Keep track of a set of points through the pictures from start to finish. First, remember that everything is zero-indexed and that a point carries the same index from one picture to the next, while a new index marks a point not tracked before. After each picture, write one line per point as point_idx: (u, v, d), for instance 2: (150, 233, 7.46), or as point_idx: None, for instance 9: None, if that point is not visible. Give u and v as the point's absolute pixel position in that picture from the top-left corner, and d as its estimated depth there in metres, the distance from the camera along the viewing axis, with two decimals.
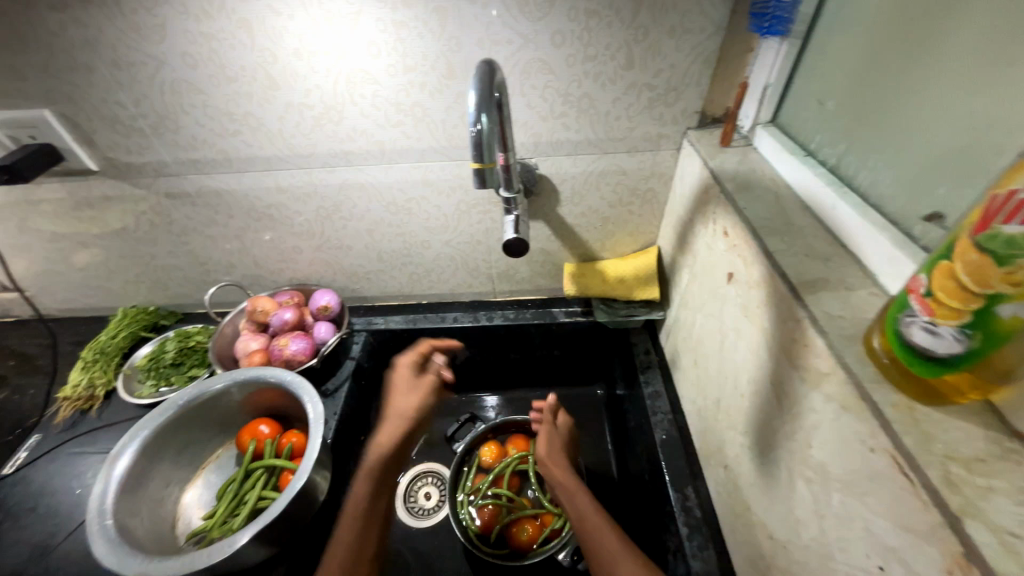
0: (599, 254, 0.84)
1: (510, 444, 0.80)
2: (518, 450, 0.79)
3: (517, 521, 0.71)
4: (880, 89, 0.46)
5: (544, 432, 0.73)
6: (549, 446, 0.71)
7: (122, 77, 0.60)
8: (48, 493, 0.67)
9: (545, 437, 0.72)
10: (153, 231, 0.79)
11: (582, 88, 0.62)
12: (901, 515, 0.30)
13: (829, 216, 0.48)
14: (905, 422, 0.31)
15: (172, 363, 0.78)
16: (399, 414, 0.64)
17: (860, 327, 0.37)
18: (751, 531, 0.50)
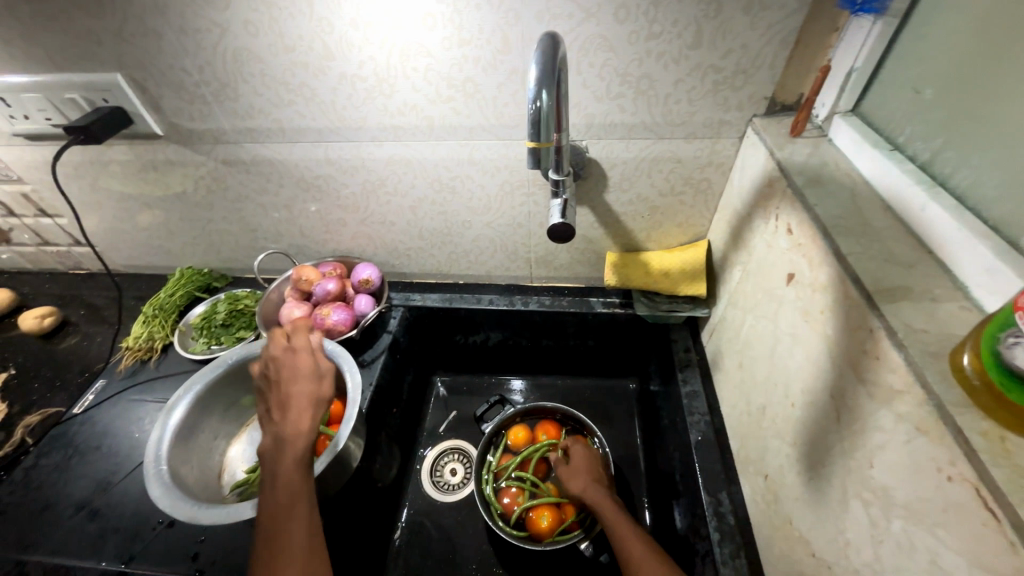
0: (644, 244, 0.81)
1: (539, 429, 0.79)
2: (546, 436, 0.78)
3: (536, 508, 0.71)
4: (991, 78, 0.41)
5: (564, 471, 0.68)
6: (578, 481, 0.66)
7: (188, 44, 0.62)
8: (111, 434, 0.73)
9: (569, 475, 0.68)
10: (210, 196, 0.82)
11: (642, 68, 0.58)
12: (981, 553, 0.27)
13: (915, 218, 0.43)
14: (995, 452, 0.28)
15: (222, 324, 0.82)
16: (309, 408, 0.53)
17: (947, 344, 0.34)
18: (791, 545, 0.48)
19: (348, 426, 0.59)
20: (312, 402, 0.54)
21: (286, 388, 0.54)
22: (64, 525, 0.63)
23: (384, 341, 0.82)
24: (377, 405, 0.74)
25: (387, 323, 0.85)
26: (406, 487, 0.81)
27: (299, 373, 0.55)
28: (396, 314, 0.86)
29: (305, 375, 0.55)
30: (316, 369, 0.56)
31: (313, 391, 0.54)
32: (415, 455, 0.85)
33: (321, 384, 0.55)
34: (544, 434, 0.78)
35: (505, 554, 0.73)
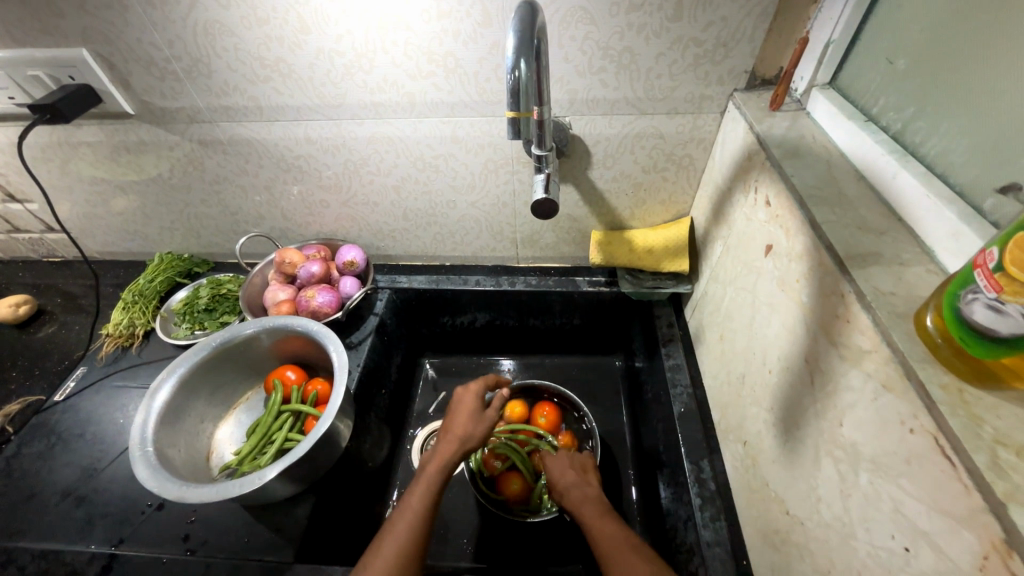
0: (628, 223, 0.81)
1: (538, 409, 0.79)
2: (544, 417, 0.78)
3: (508, 472, 0.73)
4: (962, 46, 0.41)
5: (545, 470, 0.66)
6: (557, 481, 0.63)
7: (156, 17, 0.60)
8: (95, 421, 0.72)
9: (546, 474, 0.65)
10: (186, 178, 0.80)
11: (623, 41, 0.58)
12: (939, 497, 0.29)
13: (886, 186, 0.44)
14: (953, 403, 0.29)
15: (205, 309, 0.81)
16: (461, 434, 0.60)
17: (913, 305, 0.35)
18: (768, 506, 0.50)
19: (335, 405, 0.59)
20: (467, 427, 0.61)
21: (453, 415, 0.64)
22: (51, 512, 0.63)
23: (371, 323, 0.81)
24: (365, 386, 0.75)
25: (374, 306, 0.85)
26: (396, 467, 0.82)
27: (467, 404, 0.65)
28: (383, 296, 0.86)
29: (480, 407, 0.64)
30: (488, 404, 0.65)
31: (478, 420, 0.63)
32: (405, 435, 0.86)
33: (485, 420, 0.63)
34: (542, 415, 0.79)
35: (495, 528, 0.74)
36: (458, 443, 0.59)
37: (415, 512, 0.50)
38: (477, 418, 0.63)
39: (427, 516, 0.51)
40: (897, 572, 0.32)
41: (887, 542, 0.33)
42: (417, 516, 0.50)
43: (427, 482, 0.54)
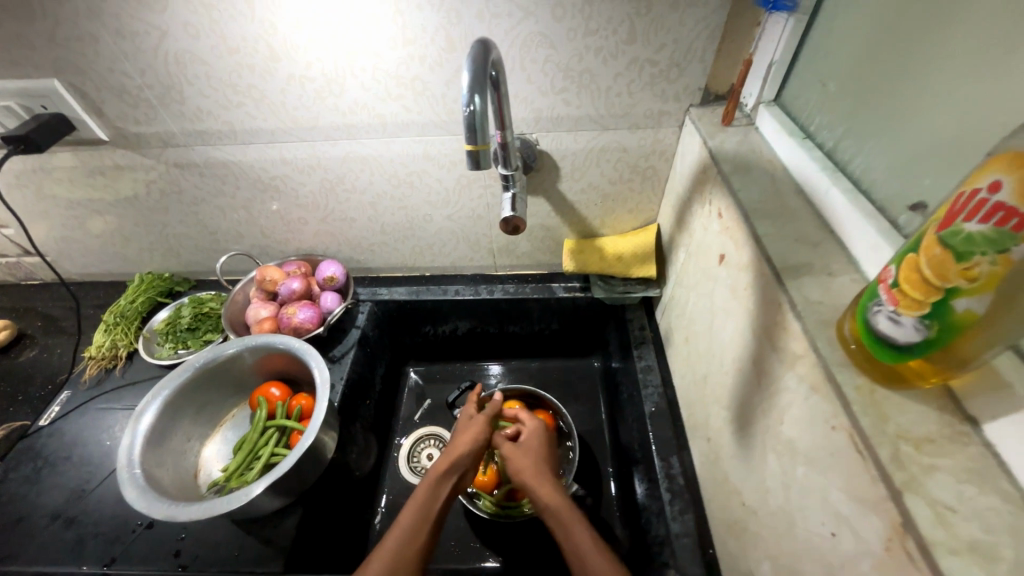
0: (599, 230, 0.85)
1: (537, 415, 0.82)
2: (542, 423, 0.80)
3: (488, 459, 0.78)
4: (882, 75, 0.45)
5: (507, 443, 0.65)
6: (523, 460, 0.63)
7: (127, 47, 0.61)
8: (81, 444, 0.73)
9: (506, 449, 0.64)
10: (164, 200, 0.81)
11: (582, 63, 0.61)
12: (855, 487, 0.33)
13: (820, 200, 0.48)
14: (864, 403, 0.33)
15: (188, 328, 0.82)
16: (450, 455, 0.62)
17: (836, 313, 0.39)
18: (728, 498, 0.54)
19: (318, 419, 0.62)
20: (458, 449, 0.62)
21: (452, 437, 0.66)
22: (41, 535, 0.64)
23: (354, 336, 0.83)
24: (349, 398, 0.77)
25: (356, 318, 0.87)
26: (383, 474, 0.84)
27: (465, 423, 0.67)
28: (364, 309, 0.88)
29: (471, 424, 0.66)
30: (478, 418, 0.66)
31: (468, 435, 0.64)
32: (391, 443, 0.88)
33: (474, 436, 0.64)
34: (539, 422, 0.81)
35: (480, 528, 0.76)
36: (446, 460, 0.61)
37: (403, 530, 0.53)
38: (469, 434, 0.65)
39: (415, 533, 0.53)
40: (826, 555, 0.35)
41: (818, 528, 0.36)
42: (404, 533, 0.53)
43: (417, 500, 0.56)
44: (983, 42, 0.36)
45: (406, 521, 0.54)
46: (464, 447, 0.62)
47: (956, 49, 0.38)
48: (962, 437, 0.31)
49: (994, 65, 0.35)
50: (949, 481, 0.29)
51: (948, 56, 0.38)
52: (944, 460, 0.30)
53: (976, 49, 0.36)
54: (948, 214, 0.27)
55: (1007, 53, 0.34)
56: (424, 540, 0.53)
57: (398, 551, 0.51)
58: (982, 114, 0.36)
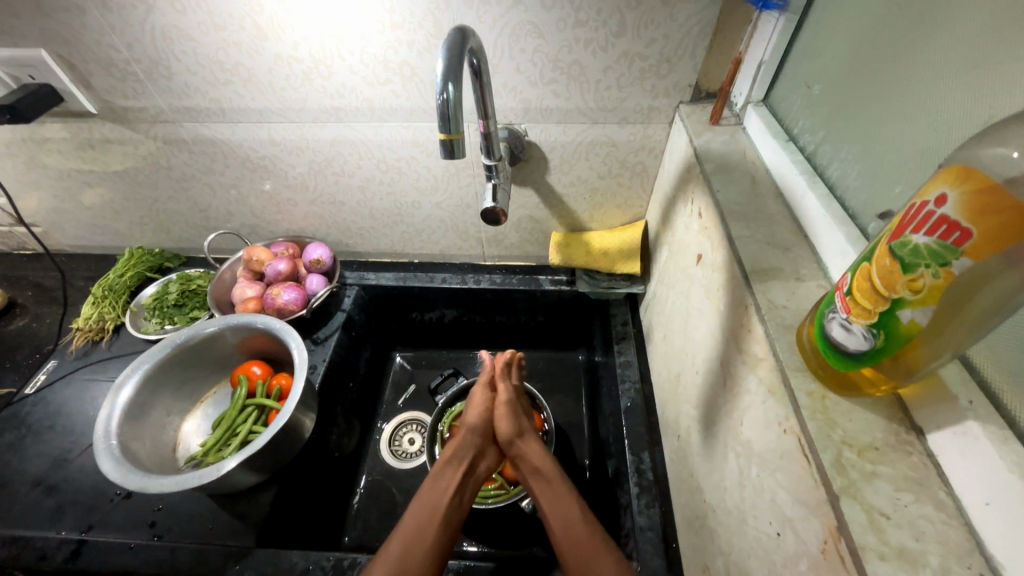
0: (588, 225, 0.84)
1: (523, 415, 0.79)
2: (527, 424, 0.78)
3: None
4: (862, 81, 0.45)
5: (505, 404, 0.68)
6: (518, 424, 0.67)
7: (114, 20, 0.61)
8: (65, 413, 0.74)
9: (506, 410, 0.67)
10: (153, 176, 0.81)
11: (572, 54, 0.60)
12: (800, 490, 0.33)
13: (797, 204, 0.48)
14: (814, 408, 0.34)
15: (174, 304, 0.83)
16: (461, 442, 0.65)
17: (799, 318, 0.39)
18: (692, 495, 0.55)
19: (294, 400, 0.63)
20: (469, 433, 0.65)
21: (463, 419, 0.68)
22: (24, 500, 0.66)
23: (338, 319, 0.84)
24: (331, 380, 0.78)
25: (341, 302, 0.87)
26: (363, 456, 0.85)
27: (480, 401, 0.69)
28: (350, 293, 0.89)
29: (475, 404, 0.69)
30: (479, 394, 0.69)
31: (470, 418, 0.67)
32: (373, 426, 0.89)
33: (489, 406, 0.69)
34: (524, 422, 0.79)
35: None
36: (449, 451, 0.64)
37: (408, 529, 0.55)
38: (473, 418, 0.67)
39: (424, 530, 0.55)
40: (771, 554, 0.36)
41: (766, 527, 0.37)
42: (412, 528, 0.55)
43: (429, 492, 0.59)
44: (958, 54, 0.35)
45: (412, 519, 0.56)
46: (465, 434, 0.65)
47: (930, 60, 0.38)
48: (906, 446, 0.32)
49: (965, 78, 0.35)
50: (887, 489, 0.30)
51: (924, 67, 0.38)
52: (885, 467, 0.31)
53: (948, 60, 0.36)
54: (899, 225, 0.27)
55: (978, 67, 0.34)
56: (433, 535, 0.55)
57: (407, 545, 0.53)
58: (950, 127, 0.36)
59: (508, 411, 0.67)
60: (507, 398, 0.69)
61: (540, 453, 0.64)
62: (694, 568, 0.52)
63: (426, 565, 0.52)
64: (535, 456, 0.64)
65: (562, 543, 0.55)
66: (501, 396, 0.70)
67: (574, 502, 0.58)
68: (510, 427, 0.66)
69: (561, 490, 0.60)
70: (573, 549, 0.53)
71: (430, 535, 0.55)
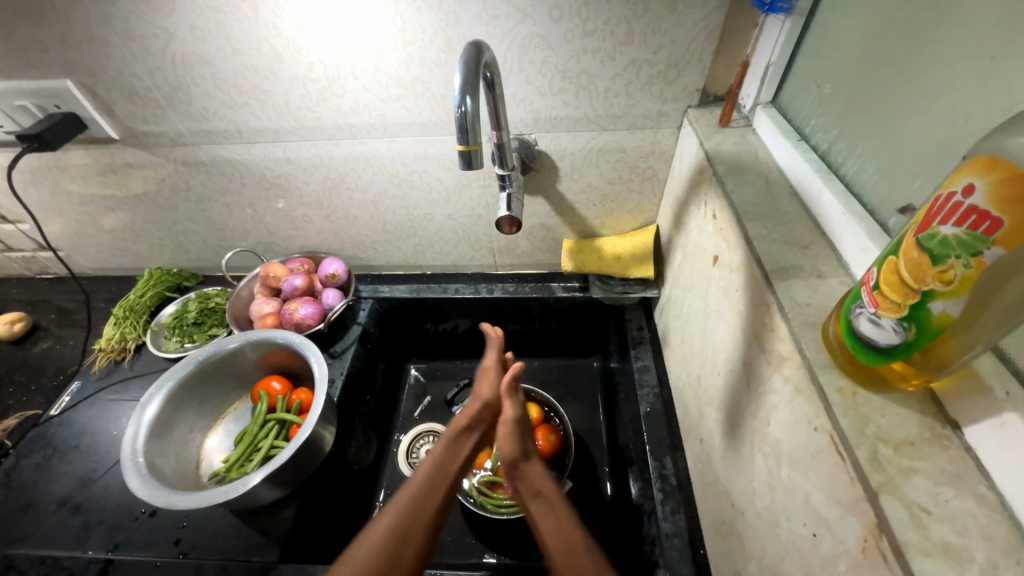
0: (599, 231, 0.85)
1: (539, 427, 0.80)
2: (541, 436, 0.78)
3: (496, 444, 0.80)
4: (872, 78, 0.46)
5: (511, 422, 0.65)
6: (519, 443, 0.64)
7: (136, 49, 0.63)
8: (89, 433, 0.75)
9: (508, 428, 0.65)
10: (172, 198, 0.83)
11: (580, 64, 0.61)
12: (834, 489, 0.33)
13: (813, 202, 0.48)
14: (845, 404, 0.33)
15: (194, 322, 0.84)
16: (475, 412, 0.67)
17: (823, 315, 0.39)
18: (718, 499, 0.54)
19: (315, 414, 0.63)
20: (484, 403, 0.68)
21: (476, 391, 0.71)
22: (50, 520, 0.66)
23: (354, 332, 0.85)
24: (349, 393, 0.78)
25: (357, 315, 0.88)
26: (382, 469, 0.85)
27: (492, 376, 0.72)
28: (365, 306, 0.89)
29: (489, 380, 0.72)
30: (492, 374, 0.72)
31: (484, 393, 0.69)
32: (390, 438, 0.89)
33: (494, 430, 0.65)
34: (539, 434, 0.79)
35: (476, 525, 0.77)
36: (465, 417, 0.65)
37: (420, 484, 0.54)
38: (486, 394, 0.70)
39: (435, 486, 0.55)
40: (807, 556, 0.36)
41: (800, 529, 0.37)
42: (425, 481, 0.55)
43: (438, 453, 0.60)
44: (969, 47, 0.36)
45: (423, 475, 0.56)
46: (480, 405, 0.68)
47: (940, 55, 0.38)
48: (942, 440, 0.31)
49: (979, 71, 0.35)
50: (927, 484, 0.29)
51: (935, 62, 0.39)
52: (922, 462, 0.30)
53: (959, 55, 0.36)
54: (926, 217, 0.28)
55: (990, 60, 0.34)
56: (444, 493, 0.55)
57: (419, 498, 0.53)
58: (966, 121, 0.36)
59: (511, 428, 0.64)
60: (511, 415, 0.66)
61: (541, 475, 0.61)
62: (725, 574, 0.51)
63: (433, 520, 0.52)
64: (536, 478, 0.60)
65: (559, 570, 0.48)
66: (507, 414, 0.67)
67: (576, 529, 0.52)
68: (511, 445, 0.63)
69: (562, 514, 0.54)
70: (571, 571, 0.46)
71: (441, 491, 0.55)
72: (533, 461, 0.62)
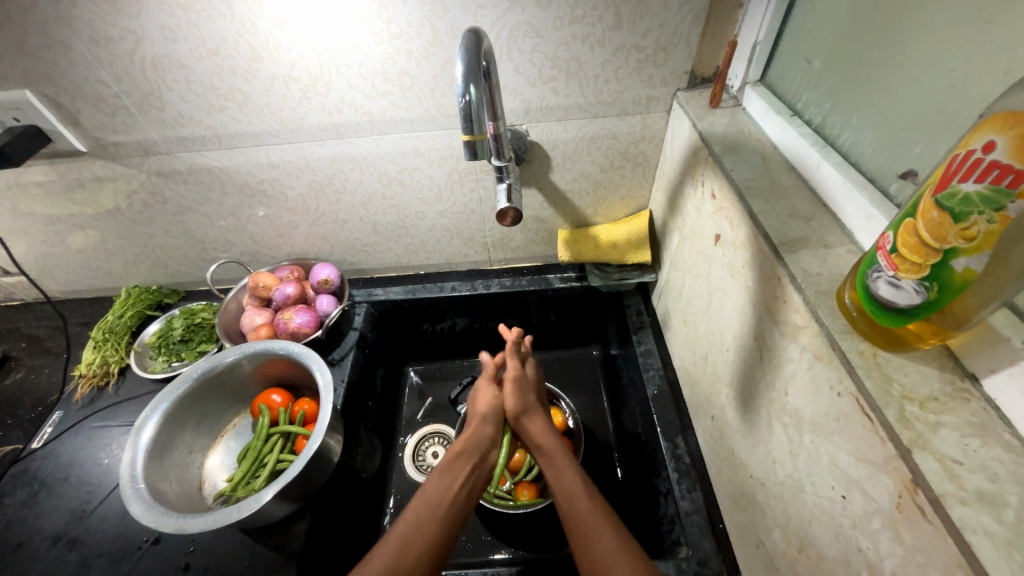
0: (592, 219, 0.85)
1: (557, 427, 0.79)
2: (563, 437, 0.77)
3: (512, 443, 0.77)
4: (865, 51, 0.47)
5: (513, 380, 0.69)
6: (524, 400, 0.68)
7: (102, 54, 0.59)
8: (77, 464, 0.71)
9: (512, 386, 0.69)
10: (147, 211, 0.79)
11: (569, 51, 0.61)
12: (863, 450, 0.34)
13: (812, 174, 0.50)
14: (868, 366, 0.34)
15: (180, 340, 0.80)
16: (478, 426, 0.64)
17: (835, 283, 0.40)
18: (735, 472, 0.55)
19: (324, 423, 0.61)
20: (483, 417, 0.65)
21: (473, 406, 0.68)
22: (42, 559, 0.62)
23: (352, 338, 0.82)
24: (352, 400, 0.76)
25: (352, 320, 0.85)
26: (389, 475, 0.83)
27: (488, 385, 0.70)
28: (360, 310, 0.87)
29: (486, 397, 0.68)
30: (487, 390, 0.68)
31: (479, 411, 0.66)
32: (395, 443, 0.87)
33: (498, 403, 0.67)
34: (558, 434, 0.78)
35: (490, 521, 0.76)
36: (461, 442, 0.62)
37: (413, 521, 0.51)
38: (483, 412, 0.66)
39: (432, 517, 0.52)
40: (838, 517, 0.36)
41: (827, 492, 0.37)
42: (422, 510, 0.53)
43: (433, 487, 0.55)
44: (964, 14, 0.37)
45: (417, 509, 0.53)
46: (478, 423, 0.64)
47: (933, 24, 0.40)
48: (962, 393, 0.33)
49: (973, 36, 0.36)
50: (954, 436, 0.31)
51: (928, 31, 0.40)
52: (947, 416, 0.32)
53: (952, 22, 0.38)
54: (943, 178, 0.29)
55: (985, 24, 0.35)
56: (441, 528, 0.51)
57: (413, 529, 0.51)
58: (965, 85, 0.37)
59: (516, 386, 0.68)
60: (516, 375, 0.69)
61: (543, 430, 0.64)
62: (746, 545, 0.52)
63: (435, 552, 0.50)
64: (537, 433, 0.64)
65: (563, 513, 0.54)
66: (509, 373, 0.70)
67: (576, 476, 0.57)
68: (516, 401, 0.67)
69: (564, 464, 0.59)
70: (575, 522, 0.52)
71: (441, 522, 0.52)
72: (535, 417, 0.66)
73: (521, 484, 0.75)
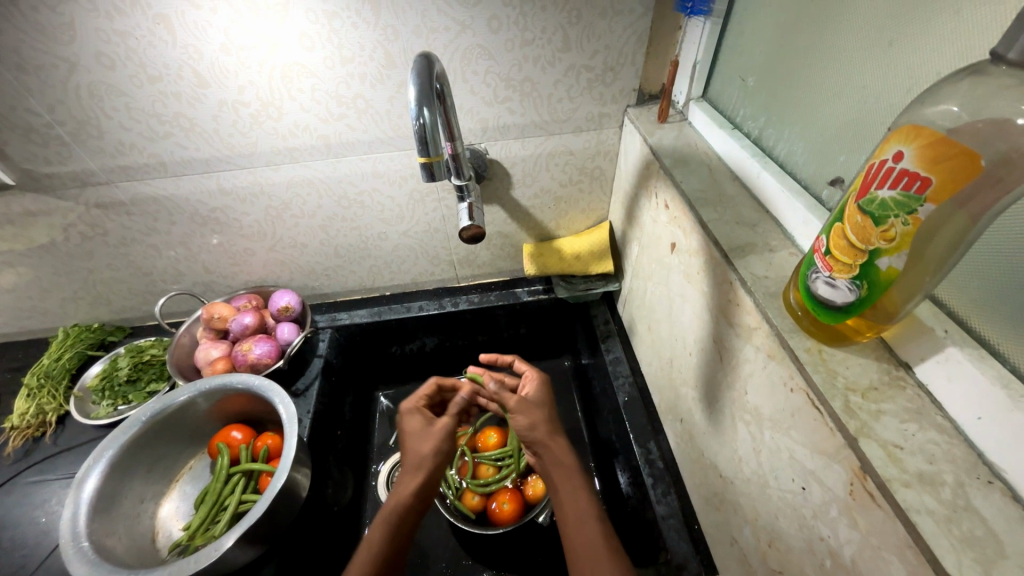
0: (555, 233, 0.87)
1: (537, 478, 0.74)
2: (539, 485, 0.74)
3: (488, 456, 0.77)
4: (791, 70, 0.51)
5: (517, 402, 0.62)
6: (536, 420, 0.60)
7: (30, 82, 0.56)
8: (9, 526, 0.65)
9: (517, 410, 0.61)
10: (86, 244, 0.74)
11: (523, 72, 0.63)
12: (816, 442, 0.35)
13: (754, 183, 0.53)
14: (815, 362, 0.37)
15: (127, 381, 0.75)
16: (417, 464, 0.58)
17: (781, 285, 0.42)
18: (705, 473, 0.56)
19: (289, 458, 0.58)
20: (432, 447, 0.60)
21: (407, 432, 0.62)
22: None
23: (316, 365, 0.79)
24: (319, 430, 0.73)
25: (316, 347, 0.82)
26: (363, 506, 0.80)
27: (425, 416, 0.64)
28: (324, 336, 0.84)
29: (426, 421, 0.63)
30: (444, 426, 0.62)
31: (424, 447, 0.59)
32: (368, 471, 0.84)
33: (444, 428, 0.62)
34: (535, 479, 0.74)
35: (470, 545, 0.74)
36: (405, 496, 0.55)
37: None
38: (428, 441, 0.60)
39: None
40: (800, 508, 0.38)
41: (789, 485, 0.39)
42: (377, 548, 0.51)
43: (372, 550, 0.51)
44: (869, 37, 0.41)
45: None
46: (426, 461, 0.58)
47: (846, 47, 0.44)
48: (898, 381, 0.35)
49: (880, 57, 0.40)
50: (894, 422, 0.33)
51: (844, 52, 0.44)
52: (887, 403, 0.34)
53: (862, 46, 0.42)
54: (863, 186, 0.32)
55: (889, 48, 0.39)
56: None
57: None
58: (879, 99, 0.41)
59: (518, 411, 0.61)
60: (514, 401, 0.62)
61: (560, 449, 0.58)
62: (722, 544, 0.53)
63: None
64: (554, 452, 0.57)
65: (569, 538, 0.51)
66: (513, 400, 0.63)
67: (589, 502, 0.53)
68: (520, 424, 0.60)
69: (577, 491, 0.54)
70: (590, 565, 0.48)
71: None
72: (553, 429, 0.60)
73: (468, 488, 0.74)
